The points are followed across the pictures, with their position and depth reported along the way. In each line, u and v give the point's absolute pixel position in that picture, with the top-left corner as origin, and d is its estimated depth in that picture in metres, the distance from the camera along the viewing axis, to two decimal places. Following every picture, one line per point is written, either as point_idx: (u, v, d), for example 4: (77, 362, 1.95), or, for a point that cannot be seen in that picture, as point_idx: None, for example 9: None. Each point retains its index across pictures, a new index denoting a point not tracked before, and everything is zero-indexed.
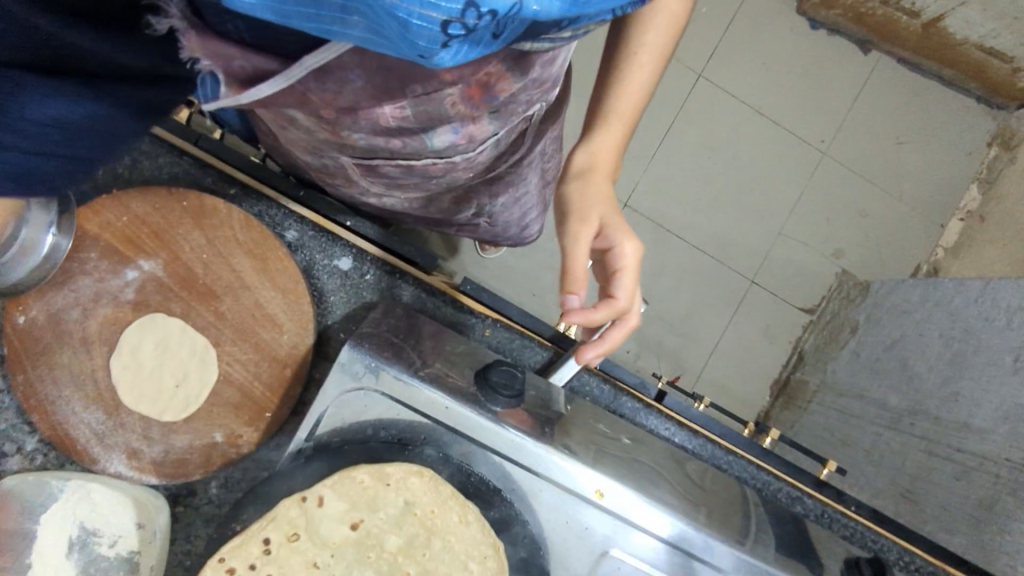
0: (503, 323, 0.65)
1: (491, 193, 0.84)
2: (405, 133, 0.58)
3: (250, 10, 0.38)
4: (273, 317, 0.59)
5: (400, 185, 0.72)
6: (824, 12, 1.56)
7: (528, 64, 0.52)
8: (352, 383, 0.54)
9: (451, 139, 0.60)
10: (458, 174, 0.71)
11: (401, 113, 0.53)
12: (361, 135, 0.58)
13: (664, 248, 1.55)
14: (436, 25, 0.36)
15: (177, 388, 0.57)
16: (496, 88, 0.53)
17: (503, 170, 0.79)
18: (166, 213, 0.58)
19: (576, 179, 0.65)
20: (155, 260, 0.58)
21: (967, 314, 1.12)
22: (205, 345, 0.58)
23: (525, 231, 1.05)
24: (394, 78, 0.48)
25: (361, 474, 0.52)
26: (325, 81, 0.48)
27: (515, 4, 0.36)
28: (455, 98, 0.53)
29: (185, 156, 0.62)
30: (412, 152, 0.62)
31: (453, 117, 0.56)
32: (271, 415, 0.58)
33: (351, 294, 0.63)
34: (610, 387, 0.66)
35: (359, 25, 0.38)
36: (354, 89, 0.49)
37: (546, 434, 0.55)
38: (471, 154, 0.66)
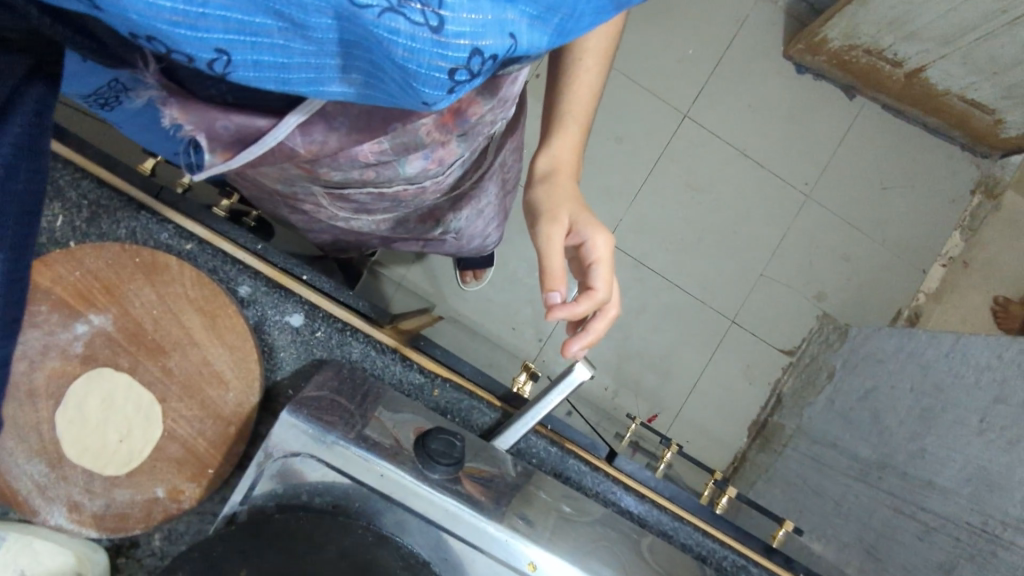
0: (452, 383, 0.65)
1: (453, 206, 0.82)
2: (381, 165, 0.58)
3: (253, 82, 0.38)
4: (219, 374, 0.59)
5: (366, 210, 0.72)
6: (809, 58, 1.57)
7: (495, 86, 0.53)
8: (288, 447, 0.54)
9: (422, 165, 0.61)
10: (424, 197, 0.71)
11: (379, 146, 0.54)
12: (338, 171, 0.58)
13: (645, 286, 1.56)
14: (443, 73, 0.38)
15: (120, 442, 0.57)
16: (468, 112, 0.55)
17: (469, 186, 0.78)
18: (118, 268, 0.59)
19: (539, 186, 0.68)
20: (105, 315, 0.58)
21: (938, 369, 1.12)
22: (152, 400, 0.58)
23: (486, 240, 1.04)
24: (375, 117, 0.49)
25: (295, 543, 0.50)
26: (311, 133, 0.49)
27: (512, 45, 0.38)
28: (430, 127, 0.54)
29: (142, 210, 0.63)
30: (386, 181, 0.62)
31: (427, 144, 0.57)
32: (213, 471, 0.58)
33: (301, 350, 0.63)
34: (557, 449, 0.66)
35: (362, 84, 0.39)
36: (338, 136, 0.50)
37: (497, 508, 0.55)
38: (440, 177, 0.66)
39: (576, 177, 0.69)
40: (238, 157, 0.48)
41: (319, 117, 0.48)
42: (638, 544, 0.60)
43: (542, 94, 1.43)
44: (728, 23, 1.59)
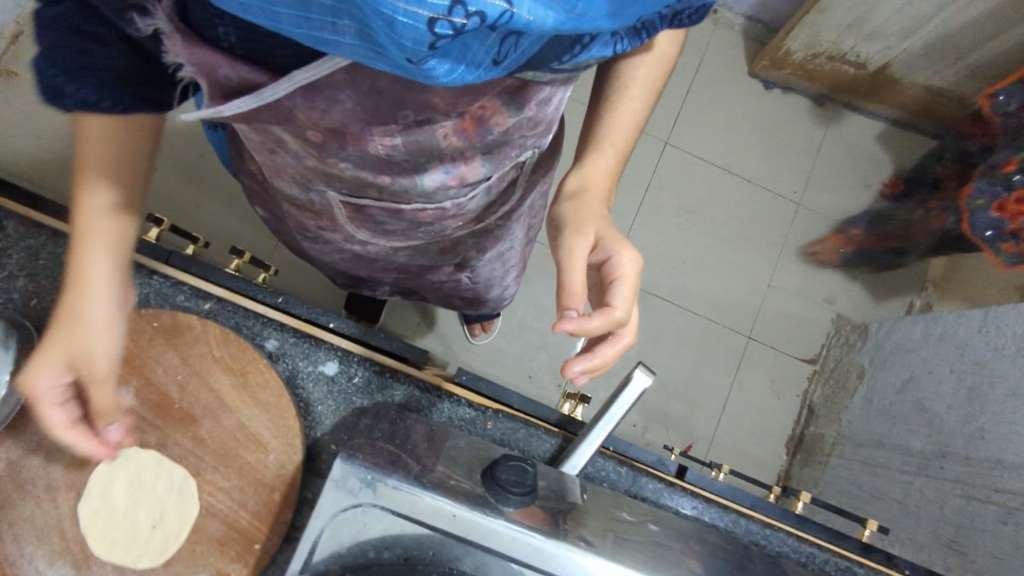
0: (505, 413, 0.61)
1: (477, 246, 0.79)
2: (397, 170, 0.51)
3: (243, 11, 0.34)
4: (257, 436, 0.54)
5: (385, 231, 0.66)
6: (775, 72, 1.62)
7: (524, 99, 0.46)
8: (348, 500, 0.48)
9: (441, 181, 0.54)
10: (448, 221, 0.65)
11: (390, 142, 0.46)
12: (348, 164, 0.50)
13: (656, 313, 1.53)
14: (423, 24, 0.31)
15: (154, 527, 0.51)
16: (491, 122, 0.47)
17: (492, 222, 0.74)
18: (136, 336, 0.54)
19: (575, 206, 0.64)
20: (126, 388, 0.53)
21: (974, 346, 1.10)
22: (184, 475, 0.53)
23: (504, 292, 1.01)
24: (386, 100, 0.41)
25: None
26: (313, 97, 0.41)
27: (506, 9, 0.31)
28: (447, 131, 0.46)
29: (155, 276, 0.59)
30: (403, 194, 0.56)
31: (446, 151, 0.49)
32: (261, 546, 0.52)
33: (339, 401, 0.58)
34: (627, 469, 0.61)
35: (345, 34, 0.33)
36: (344, 111, 0.42)
37: (562, 528, 0.49)
38: (461, 199, 0.60)
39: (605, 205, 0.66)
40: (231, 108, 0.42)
41: (326, 85, 0.40)
42: (738, 561, 0.54)
43: None
44: (693, 50, 1.64)
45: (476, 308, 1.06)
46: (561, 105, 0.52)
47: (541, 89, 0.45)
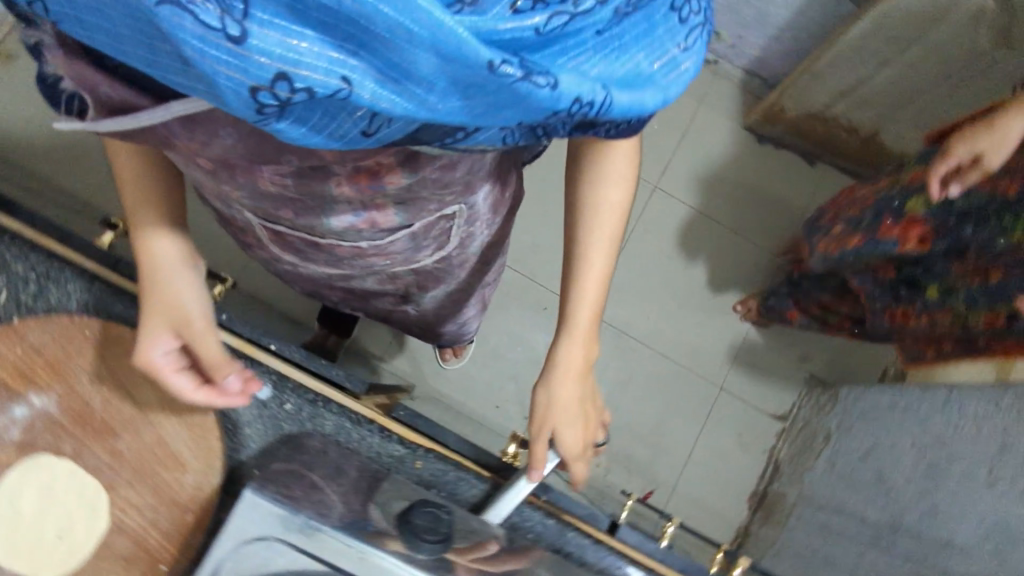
0: (437, 454, 0.59)
1: (418, 283, 0.78)
2: (300, 207, 0.54)
3: (94, 42, 0.34)
4: (176, 454, 0.53)
5: (309, 258, 0.66)
6: (769, 128, 1.63)
7: (415, 163, 0.49)
8: (253, 532, 0.47)
9: (350, 223, 0.56)
10: (374, 260, 0.66)
11: (281, 180, 0.49)
12: (248, 196, 0.54)
13: (629, 355, 1.52)
14: (249, 92, 0.32)
15: (59, 538, 0.50)
16: (384, 179, 0.50)
17: (431, 266, 0.73)
18: (66, 342, 0.54)
19: (549, 382, 0.66)
20: (49, 394, 0.52)
21: (936, 422, 1.09)
22: (97, 488, 0.51)
23: (462, 327, 1.01)
24: (270, 144, 0.44)
25: None
26: (192, 129, 0.42)
27: (343, 89, 0.33)
28: (339, 179, 0.50)
29: (98, 282, 0.59)
30: (314, 229, 0.58)
31: (341, 198, 0.52)
32: (166, 568, 0.51)
33: (268, 425, 0.58)
34: (555, 522, 0.60)
35: (197, 87, 0.34)
36: (225, 146, 0.43)
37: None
38: (379, 241, 0.61)
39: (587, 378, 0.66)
40: (109, 124, 0.41)
41: (207, 120, 0.41)
42: None
43: None
44: (690, 99, 1.66)
45: (434, 339, 1.05)
46: (477, 170, 0.55)
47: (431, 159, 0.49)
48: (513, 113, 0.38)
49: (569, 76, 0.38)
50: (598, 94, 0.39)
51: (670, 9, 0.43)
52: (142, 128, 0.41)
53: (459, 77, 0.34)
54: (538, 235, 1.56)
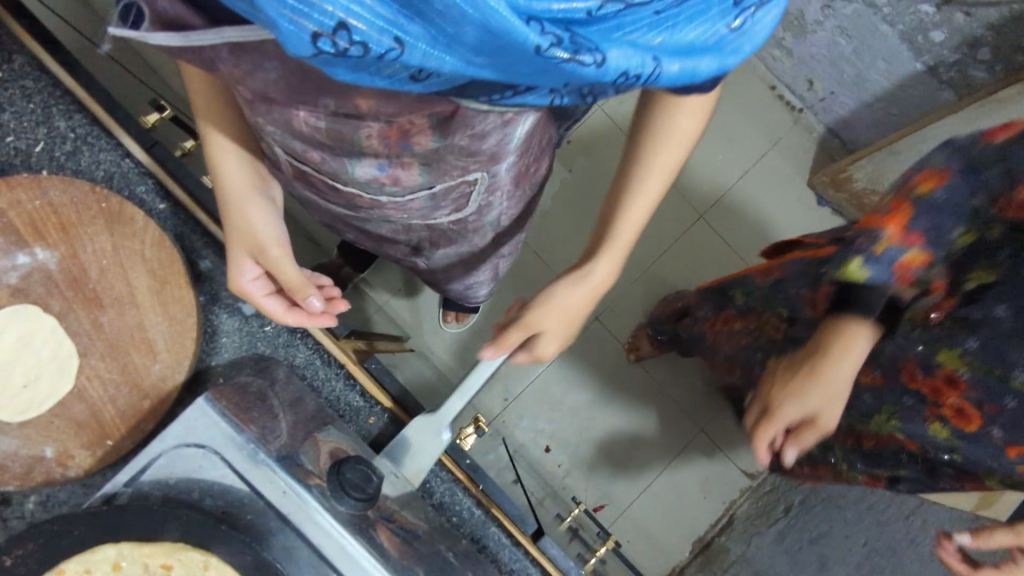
0: (391, 415, 0.61)
1: (431, 240, 0.78)
2: (328, 152, 0.54)
3: None
4: (151, 342, 0.56)
5: (330, 198, 0.67)
6: (832, 192, 1.57)
7: (449, 128, 0.49)
8: (194, 437, 0.50)
9: (374, 175, 0.56)
10: (389, 213, 0.66)
11: (315, 122, 0.49)
12: (278, 132, 0.53)
13: (622, 371, 1.52)
14: (306, 35, 0.31)
15: (25, 387, 0.54)
16: (414, 139, 0.50)
17: (446, 224, 0.73)
18: (80, 208, 0.56)
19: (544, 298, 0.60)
20: (52, 252, 0.55)
21: (896, 530, 1.08)
22: (71, 351, 0.54)
23: (467, 290, 1.00)
24: (311, 82, 0.44)
25: (157, 552, 0.45)
26: (240, 57, 0.42)
27: (395, 49, 0.32)
28: (372, 132, 0.49)
29: (127, 159, 0.61)
30: (337, 175, 0.58)
31: (370, 150, 0.52)
32: (112, 444, 0.54)
33: (244, 341, 0.60)
34: (481, 512, 0.61)
35: (258, 15, 0.32)
36: (268, 79, 0.44)
37: (372, 538, 0.51)
38: (399, 199, 0.62)
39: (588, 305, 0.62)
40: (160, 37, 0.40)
41: (254, 50, 0.41)
42: None
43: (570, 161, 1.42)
44: (763, 139, 1.61)
45: (441, 295, 1.05)
46: (506, 142, 0.55)
47: (466, 125, 0.49)
48: (553, 78, 0.36)
49: (621, 51, 0.34)
50: (655, 65, 0.36)
51: None
52: (194, 50, 0.42)
53: (505, 50, 0.32)
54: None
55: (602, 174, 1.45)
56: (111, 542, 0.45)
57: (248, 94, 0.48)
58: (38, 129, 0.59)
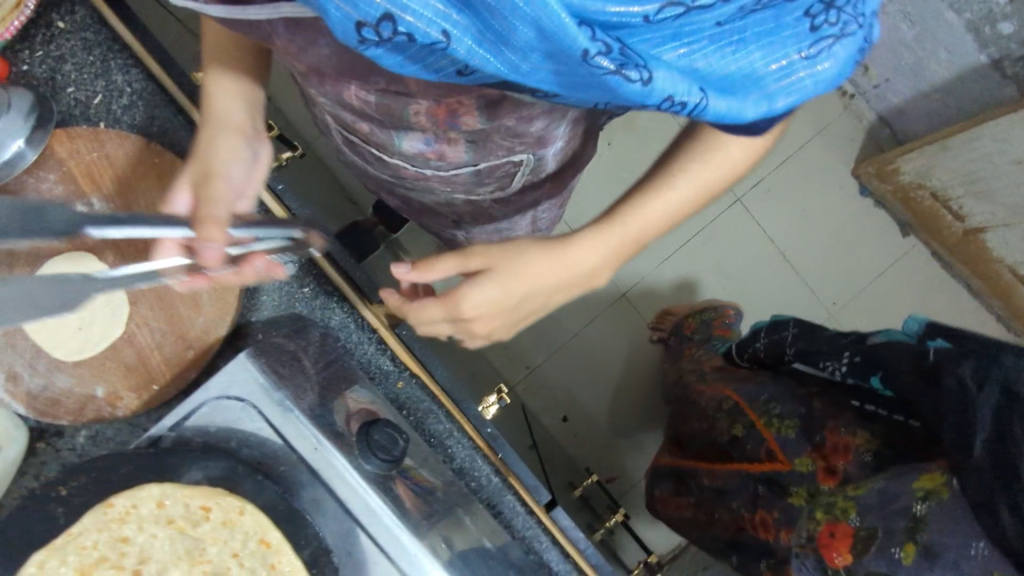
0: (419, 381, 0.62)
1: (470, 216, 0.78)
2: (375, 123, 0.55)
3: None
4: (197, 296, 0.58)
5: (378, 164, 0.67)
6: (877, 183, 1.53)
7: (498, 113, 0.50)
8: (235, 391, 0.53)
9: (419, 149, 0.57)
10: (433, 185, 0.67)
11: (364, 96, 0.50)
12: (327, 100, 0.54)
13: (644, 349, 1.53)
14: (350, 24, 0.32)
15: (80, 329, 0.57)
16: (461, 118, 0.51)
17: (487, 202, 0.73)
18: (135, 162, 0.58)
19: (514, 250, 0.55)
20: (107, 203, 0.58)
21: None
22: (121, 298, 0.57)
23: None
24: (362, 60, 0.45)
25: (199, 496, 0.48)
26: (294, 33, 0.43)
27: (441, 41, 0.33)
28: (420, 109, 0.50)
29: (178, 115, 0.62)
30: (384, 145, 0.59)
31: (415, 125, 0.53)
32: (157, 389, 0.57)
33: (283, 300, 0.61)
34: (498, 480, 0.62)
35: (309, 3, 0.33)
36: (320, 54, 0.45)
37: (394, 494, 0.54)
38: (444, 173, 0.62)
39: (556, 285, 0.55)
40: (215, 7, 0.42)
41: (309, 27, 0.42)
42: None
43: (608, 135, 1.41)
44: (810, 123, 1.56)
45: None
46: (552, 128, 0.56)
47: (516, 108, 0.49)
48: (601, 94, 0.38)
49: (666, 72, 0.37)
50: (701, 97, 0.38)
51: (803, 14, 0.38)
52: (248, 22, 0.43)
53: (555, 54, 0.34)
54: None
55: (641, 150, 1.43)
56: (158, 480, 0.49)
57: (300, 66, 0.49)
58: (95, 82, 0.61)
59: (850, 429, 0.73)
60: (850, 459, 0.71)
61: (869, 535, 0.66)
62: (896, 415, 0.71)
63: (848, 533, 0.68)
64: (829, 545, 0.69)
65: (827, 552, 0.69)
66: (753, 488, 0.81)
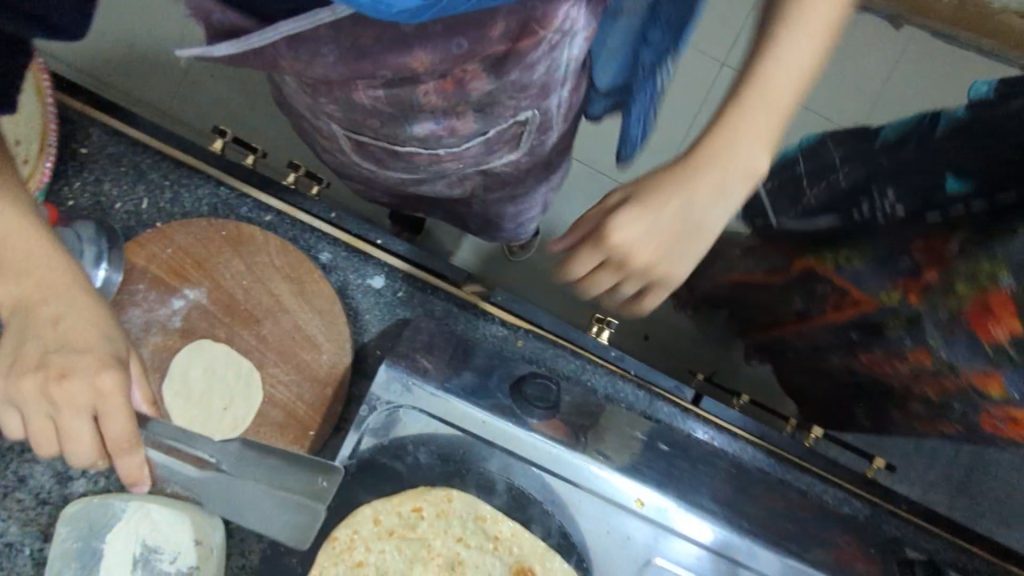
0: (535, 333, 0.66)
1: (490, 184, 0.74)
2: (384, 119, 0.53)
3: None
4: (312, 338, 0.61)
5: (390, 167, 0.64)
6: None
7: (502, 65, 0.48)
8: (386, 400, 0.56)
9: (432, 130, 0.54)
10: (449, 166, 0.62)
11: (374, 92, 0.49)
12: (338, 106, 0.53)
13: None
14: None
15: (225, 410, 0.59)
16: (470, 85, 0.49)
17: (515, 165, 0.68)
18: (206, 243, 0.61)
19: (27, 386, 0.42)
20: (199, 289, 0.60)
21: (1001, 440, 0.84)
22: (250, 367, 0.60)
23: (521, 229, 0.96)
24: (366, 58, 0.45)
25: (404, 503, 0.52)
26: (298, 47, 0.45)
27: None
28: (428, 89, 0.48)
29: (221, 187, 0.65)
30: (398, 138, 0.56)
31: (428, 109, 0.51)
32: (315, 433, 0.59)
33: (384, 311, 0.64)
34: (644, 393, 0.66)
35: None
36: (326, 64, 0.46)
37: (581, 443, 0.56)
38: (458, 148, 0.58)
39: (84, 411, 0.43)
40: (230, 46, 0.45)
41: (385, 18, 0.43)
42: (723, 493, 0.58)
43: None
44: None
45: (490, 238, 1.00)
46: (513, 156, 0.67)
47: (524, 50, 0.47)
48: None
49: None
50: None
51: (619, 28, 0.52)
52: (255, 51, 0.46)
53: None
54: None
55: None
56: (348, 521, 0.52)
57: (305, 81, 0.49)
58: (135, 188, 0.64)
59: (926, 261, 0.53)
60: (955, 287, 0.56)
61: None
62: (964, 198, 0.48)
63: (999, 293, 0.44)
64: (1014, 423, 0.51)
65: (979, 326, 0.46)
66: (847, 336, 0.63)
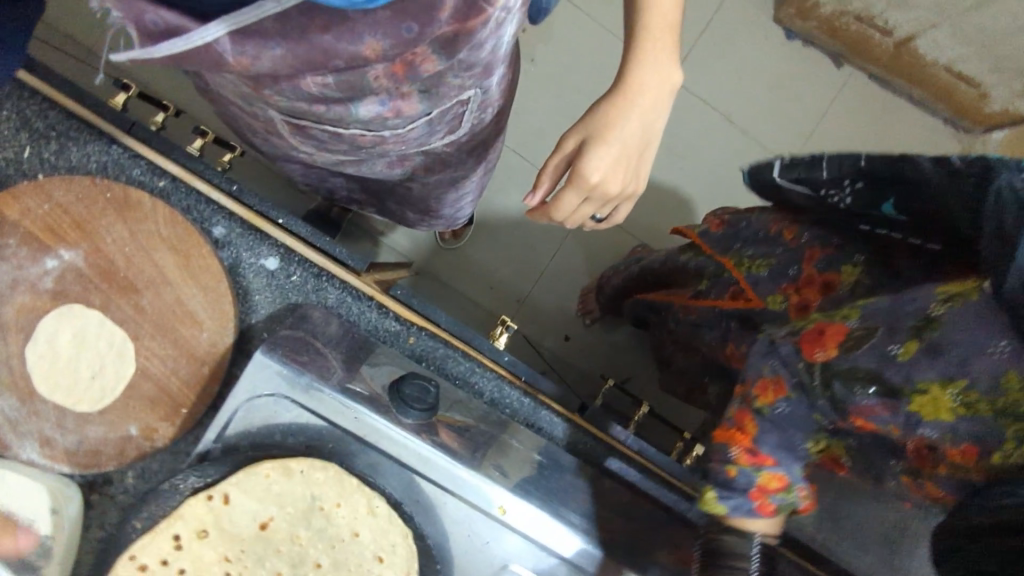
0: (428, 332, 0.66)
1: (426, 165, 0.72)
2: (327, 101, 0.49)
3: None
4: (193, 314, 0.59)
5: (329, 149, 0.61)
6: (801, 23, 1.32)
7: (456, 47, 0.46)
8: (263, 388, 0.55)
9: (377, 112, 0.51)
10: (390, 148, 0.61)
11: (322, 80, 0.46)
12: (284, 96, 0.49)
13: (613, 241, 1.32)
14: None
15: (92, 378, 0.57)
16: (421, 68, 0.47)
17: (442, 149, 0.68)
18: (89, 204, 0.58)
19: None
20: (76, 251, 0.58)
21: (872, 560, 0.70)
22: (124, 337, 0.58)
23: (458, 212, 0.95)
24: (315, 51, 0.42)
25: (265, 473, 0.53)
26: (243, 43, 0.41)
27: None
28: (378, 72, 0.46)
29: (114, 146, 0.61)
30: (339, 120, 0.52)
31: (377, 90, 0.48)
32: (187, 411, 0.58)
33: (276, 294, 0.63)
34: (530, 400, 0.67)
35: None
36: (273, 58, 0.42)
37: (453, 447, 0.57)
38: (403, 130, 0.56)
39: None
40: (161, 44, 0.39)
41: (254, 31, 0.40)
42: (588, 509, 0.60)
43: (532, 52, 1.31)
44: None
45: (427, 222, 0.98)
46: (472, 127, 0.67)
47: (472, 36, 0.45)
48: None
49: None
50: None
51: None
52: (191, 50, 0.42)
53: None
54: (541, 116, 1.31)
55: (565, 50, 1.32)
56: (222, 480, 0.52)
57: (246, 74, 0.45)
58: (20, 135, 0.60)
59: (835, 265, 0.66)
60: (831, 296, 0.65)
61: (868, 336, 0.51)
62: (912, 238, 0.61)
63: (841, 329, 0.53)
64: (731, 438, 0.55)
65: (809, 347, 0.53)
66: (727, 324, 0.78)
